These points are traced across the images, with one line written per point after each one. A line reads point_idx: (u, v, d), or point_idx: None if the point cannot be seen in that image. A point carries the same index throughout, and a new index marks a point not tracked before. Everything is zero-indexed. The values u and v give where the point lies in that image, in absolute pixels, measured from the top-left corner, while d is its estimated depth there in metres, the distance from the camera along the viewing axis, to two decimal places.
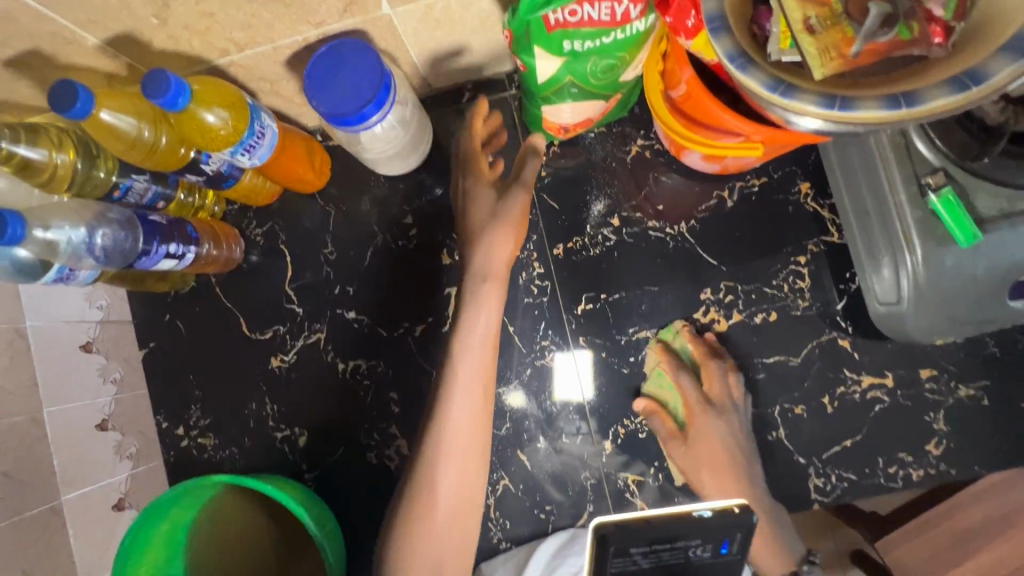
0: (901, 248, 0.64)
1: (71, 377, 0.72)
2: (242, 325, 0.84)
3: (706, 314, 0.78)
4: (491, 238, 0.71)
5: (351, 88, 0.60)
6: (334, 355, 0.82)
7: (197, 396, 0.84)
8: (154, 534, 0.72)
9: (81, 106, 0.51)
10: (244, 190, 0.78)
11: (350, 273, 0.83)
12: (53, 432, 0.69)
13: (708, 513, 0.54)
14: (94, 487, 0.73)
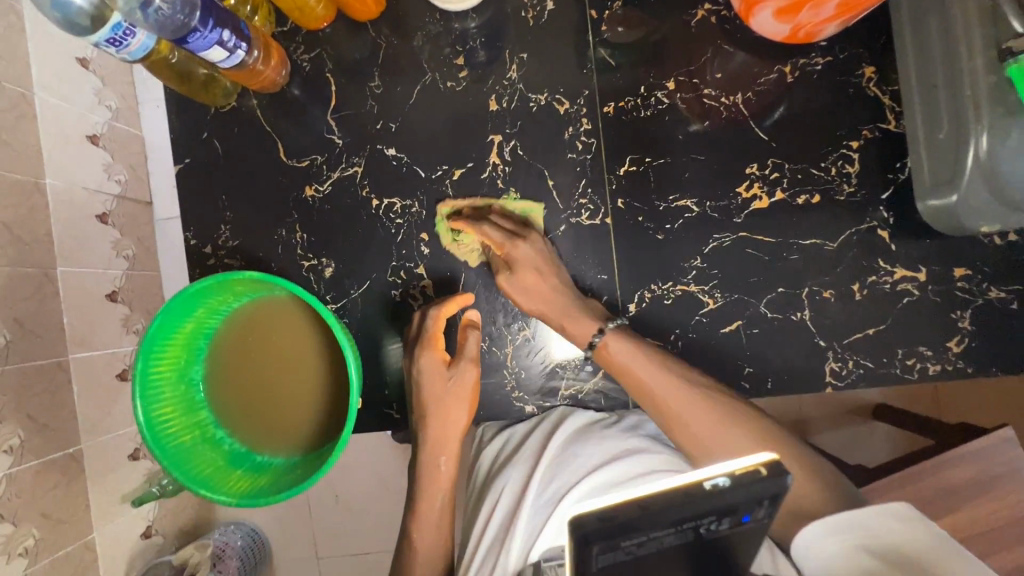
0: (968, 118, 0.63)
1: (88, 245, 0.79)
2: (279, 151, 0.84)
3: (748, 188, 0.78)
4: (438, 418, 0.72)
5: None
6: (369, 189, 0.82)
7: (227, 217, 0.84)
8: (179, 329, 0.74)
9: None
10: (294, 6, 0.77)
11: (395, 110, 0.82)
12: (66, 291, 0.76)
13: (725, 481, 0.38)
14: (100, 353, 0.81)
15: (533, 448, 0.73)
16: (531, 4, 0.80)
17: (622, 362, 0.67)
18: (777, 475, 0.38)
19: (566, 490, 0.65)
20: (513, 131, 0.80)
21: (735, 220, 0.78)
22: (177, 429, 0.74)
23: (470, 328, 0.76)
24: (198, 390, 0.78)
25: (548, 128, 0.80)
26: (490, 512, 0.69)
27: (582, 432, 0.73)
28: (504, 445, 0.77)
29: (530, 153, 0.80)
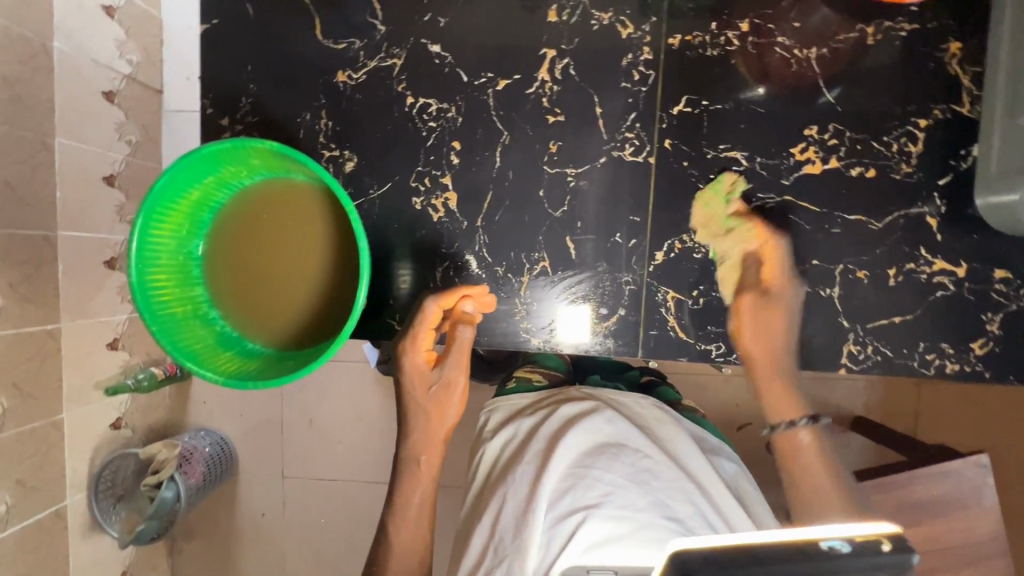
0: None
1: (89, 121, 0.95)
2: (315, 28, 0.77)
3: (803, 151, 0.74)
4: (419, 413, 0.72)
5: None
6: (405, 86, 0.77)
7: (250, 90, 0.79)
8: (185, 196, 0.69)
9: None
10: None
11: (446, 3, 0.76)
12: (61, 157, 0.91)
13: (844, 545, 0.38)
14: (84, 233, 0.98)
15: (543, 450, 0.74)
16: None
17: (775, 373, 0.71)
18: (902, 550, 0.37)
19: (581, 505, 0.65)
20: (569, 48, 0.75)
21: (783, 181, 0.74)
22: (170, 298, 0.70)
23: (465, 319, 0.72)
24: (197, 263, 0.73)
25: (606, 51, 0.74)
26: (495, 509, 0.71)
27: (592, 451, 0.73)
28: (510, 439, 0.82)
29: (581, 75, 0.75)
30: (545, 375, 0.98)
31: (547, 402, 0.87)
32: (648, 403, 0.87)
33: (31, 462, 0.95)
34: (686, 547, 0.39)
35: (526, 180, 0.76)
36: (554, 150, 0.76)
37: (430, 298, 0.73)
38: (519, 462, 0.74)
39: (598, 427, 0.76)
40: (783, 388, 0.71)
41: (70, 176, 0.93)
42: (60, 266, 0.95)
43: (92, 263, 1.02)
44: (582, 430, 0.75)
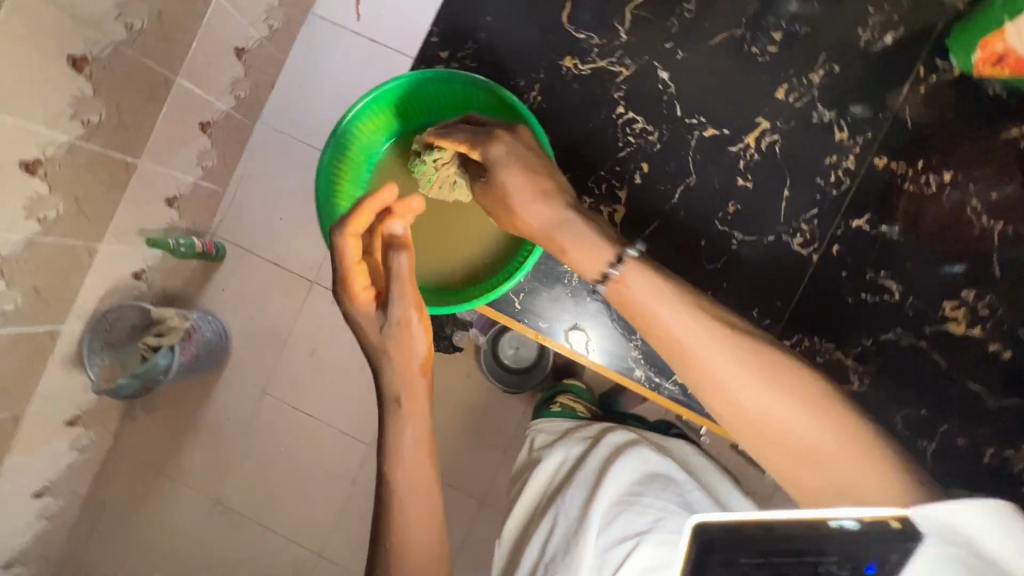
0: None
1: (247, 8, 1.39)
2: (563, 9, 0.80)
3: (953, 309, 0.76)
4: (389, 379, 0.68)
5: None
6: (621, 96, 0.79)
7: (479, 37, 0.81)
8: (385, 109, 0.78)
9: None
10: None
11: (691, 41, 0.79)
12: (209, 20, 1.31)
13: (850, 524, 0.44)
14: (196, 88, 1.37)
15: (593, 475, 0.77)
16: (874, 26, 0.77)
17: (632, 292, 0.59)
18: (908, 532, 0.43)
19: (634, 533, 0.69)
20: (783, 127, 0.78)
21: (924, 327, 0.77)
22: (339, 179, 0.79)
23: (392, 239, 0.68)
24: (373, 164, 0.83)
25: (814, 144, 0.78)
26: (548, 527, 0.75)
27: (643, 479, 0.76)
28: (564, 464, 0.84)
29: (783, 156, 0.78)
30: (587, 409, 1.09)
31: (597, 428, 0.90)
32: (690, 452, 0.90)
33: (52, 273, 1.22)
34: (709, 520, 0.44)
35: (693, 226, 0.79)
36: (731, 212, 0.78)
37: (337, 230, 0.66)
38: (568, 484, 0.78)
39: (647, 456, 0.79)
40: (662, 332, 0.57)
41: (209, 34, 1.33)
42: (164, 109, 1.31)
43: (186, 116, 1.39)
44: (632, 457, 0.78)
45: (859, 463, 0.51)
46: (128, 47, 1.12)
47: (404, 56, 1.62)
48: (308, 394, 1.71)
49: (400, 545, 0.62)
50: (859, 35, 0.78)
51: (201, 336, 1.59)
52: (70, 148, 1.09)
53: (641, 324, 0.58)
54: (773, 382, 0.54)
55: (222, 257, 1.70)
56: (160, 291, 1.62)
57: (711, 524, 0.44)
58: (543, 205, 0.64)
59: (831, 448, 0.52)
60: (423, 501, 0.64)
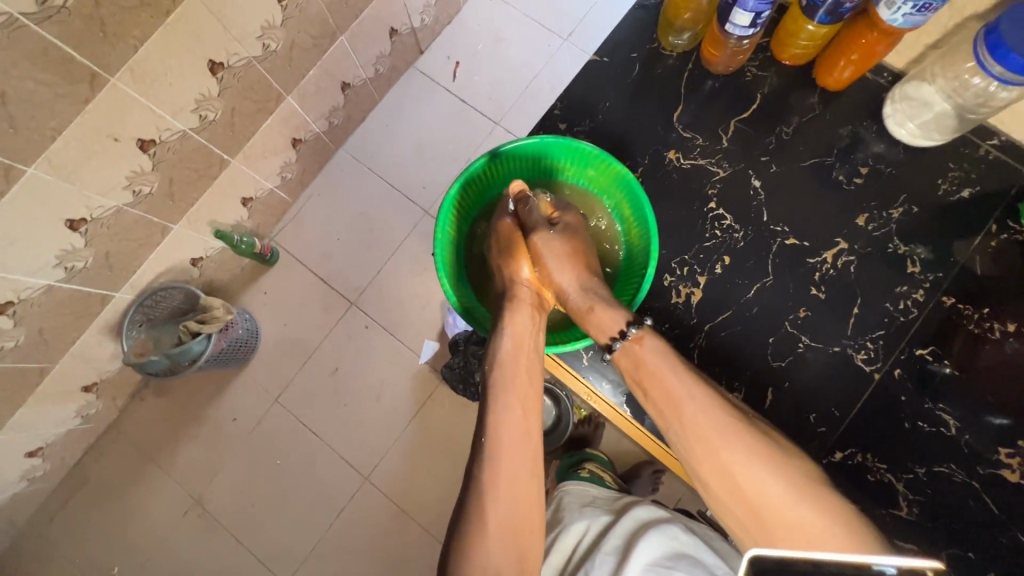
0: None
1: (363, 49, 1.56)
2: (674, 111, 0.91)
3: (1010, 456, 0.75)
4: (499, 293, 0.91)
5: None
6: (714, 193, 0.88)
7: (595, 119, 0.92)
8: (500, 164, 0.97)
9: None
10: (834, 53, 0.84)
11: (783, 158, 0.88)
12: (329, 56, 1.46)
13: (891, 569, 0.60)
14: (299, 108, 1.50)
15: (623, 545, 0.78)
16: (953, 178, 0.84)
17: (648, 367, 0.75)
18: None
19: None
20: (858, 250, 0.85)
21: (977, 468, 0.76)
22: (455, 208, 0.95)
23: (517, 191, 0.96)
24: (483, 203, 1.02)
25: (886, 272, 0.84)
26: None
27: (673, 556, 0.76)
28: (589, 532, 0.85)
29: (857, 277, 0.84)
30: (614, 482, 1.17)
31: (623, 501, 0.93)
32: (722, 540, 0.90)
33: (122, 243, 1.29)
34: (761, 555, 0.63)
35: (766, 322, 0.84)
36: (801, 316, 0.83)
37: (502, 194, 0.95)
38: (596, 552, 0.79)
39: (676, 532, 0.79)
40: (676, 407, 0.72)
41: (326, 65, 1.47)
42: (269, 120, 1.43)
43: (282, 129, 1.51)
44: (662, 532, 0.78)
45: (825, 523, 0.63)
46: (259, 62, 1.25)
47: (488, 119, 1.76)
48: (319, 412, 1.69)
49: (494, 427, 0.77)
50: (942, 182, 0.85)
51: (235, 332, 1.61)
52: (183, 136, 1.22)
53: (664, 399, 0.73)
54: (763, 457, 0.67)
55: (272, 262, 1.75)
56: (205, 280, 1.67)
57: (763, 555, 0.63)
58: (614, 315, 0.81)
59: (809, 522, 0.64)
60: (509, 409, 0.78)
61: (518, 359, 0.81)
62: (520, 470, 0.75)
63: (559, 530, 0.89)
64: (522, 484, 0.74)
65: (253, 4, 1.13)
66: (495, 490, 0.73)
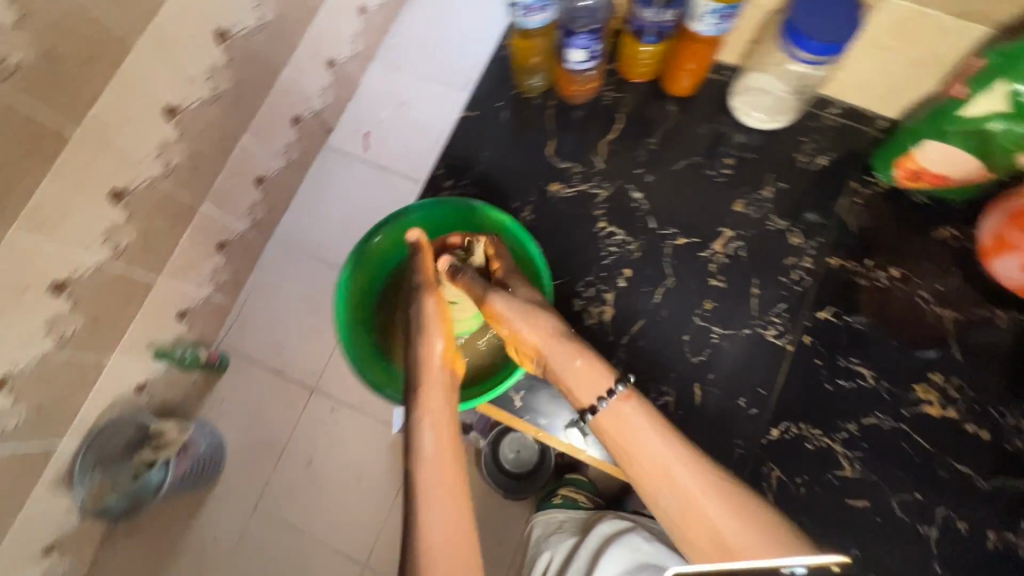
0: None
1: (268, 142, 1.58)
2: (548, 146, 0.96)
3: (925, 391, 0.82)
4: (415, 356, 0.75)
5: (818, 23, 0.72)
6: (601, 214, 0.92)
7: (478, 169, 0.96)
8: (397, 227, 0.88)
9: None
10: (672, 67, 0.91)
11: (656, 166, 0.94)
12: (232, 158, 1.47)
13: (801, 570, 0.60)
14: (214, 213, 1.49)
15: (586, 568, 0.80)
16: (809, 151, 0.92)
17: (606, 416, 0.71)
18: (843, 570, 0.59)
19: None
20: (743, 234, 0.90)
21: (902, 410, 0.81)
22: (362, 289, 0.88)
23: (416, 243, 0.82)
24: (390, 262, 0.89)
25: (772, 248, 0.89)
26: None
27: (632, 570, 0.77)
28: (556, 557, 0.87)
29: (748, 258, 0.89)
30: (590, 500, 1.16)
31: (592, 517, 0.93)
32: None
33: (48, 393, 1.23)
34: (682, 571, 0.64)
35: (677, 322, 0.87)
36: (708, 308, 0.87)
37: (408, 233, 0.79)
38: None
39: (636, 543, 0.80)
40: (636, 451, 0.68)
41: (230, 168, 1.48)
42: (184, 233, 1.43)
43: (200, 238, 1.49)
44: (621, 547, 0.79)
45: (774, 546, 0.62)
46: None
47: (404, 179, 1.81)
48: (299, 511, 1.62)
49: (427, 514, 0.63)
50: (800, 157, 0.92)
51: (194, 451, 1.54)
52: None
53: (627, 444, 0.69)
54: (718, 489, 0.65)
55: (222, 369, 1.70)
56: (158, 403, 1.56)
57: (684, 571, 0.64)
58: (580, 368, 0.73)
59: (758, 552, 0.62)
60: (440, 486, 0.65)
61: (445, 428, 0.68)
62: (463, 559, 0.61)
63: (530, 562, 0.91)
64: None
65: (147, 125, 0.93)
66: None
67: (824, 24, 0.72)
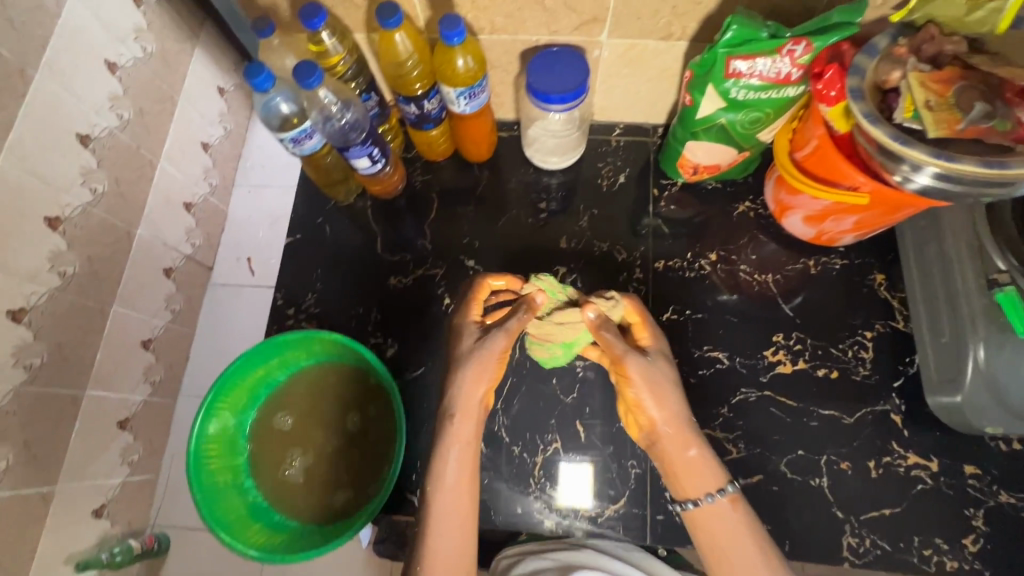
0: (961, 300, 0.77)
1: None
2: (377, 244, 0.99)
3: (774, 353, 0.88)
4: (459, 372, 0.69)
5: (558, 77, 0.80)
6: (444, 291, 0.95)
7: (316, 287, 0.97)
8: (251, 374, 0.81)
9: (314, 80, 0.70)
10: (462, 142, 0.97)
11: (481, 231, 0.99)
12: None
13: None
14: None
15: None
16: (608, 174, 1.01)
17: (705, 515, 0.65)
18: None
19: None
20: (576, 267, 0.95)
21: (761, 378, 0.87)
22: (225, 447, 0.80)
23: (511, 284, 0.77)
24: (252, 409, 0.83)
25: (605, 270, 0.95)
26: None
27: None
28: None
29: (587, 287, 0.94)
30: None
31: None
32: None
33: None
34: None
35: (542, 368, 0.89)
36: None
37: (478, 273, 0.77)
38: None
39: None
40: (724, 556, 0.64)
41: None
42: None
43: None
44: None
45: None
46: None
47: None
48: None
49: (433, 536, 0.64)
50: (603, 181, 1.00)
51: None
52: None
53: (722, 543, 0.64)
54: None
55: None
56: None
57: None
58: (695, 460, 0.67)
59: None
60: (456, 508, 0.65)
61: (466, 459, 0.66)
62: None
63: None
64: None
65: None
66: None
67: (563, 77, 0.80)
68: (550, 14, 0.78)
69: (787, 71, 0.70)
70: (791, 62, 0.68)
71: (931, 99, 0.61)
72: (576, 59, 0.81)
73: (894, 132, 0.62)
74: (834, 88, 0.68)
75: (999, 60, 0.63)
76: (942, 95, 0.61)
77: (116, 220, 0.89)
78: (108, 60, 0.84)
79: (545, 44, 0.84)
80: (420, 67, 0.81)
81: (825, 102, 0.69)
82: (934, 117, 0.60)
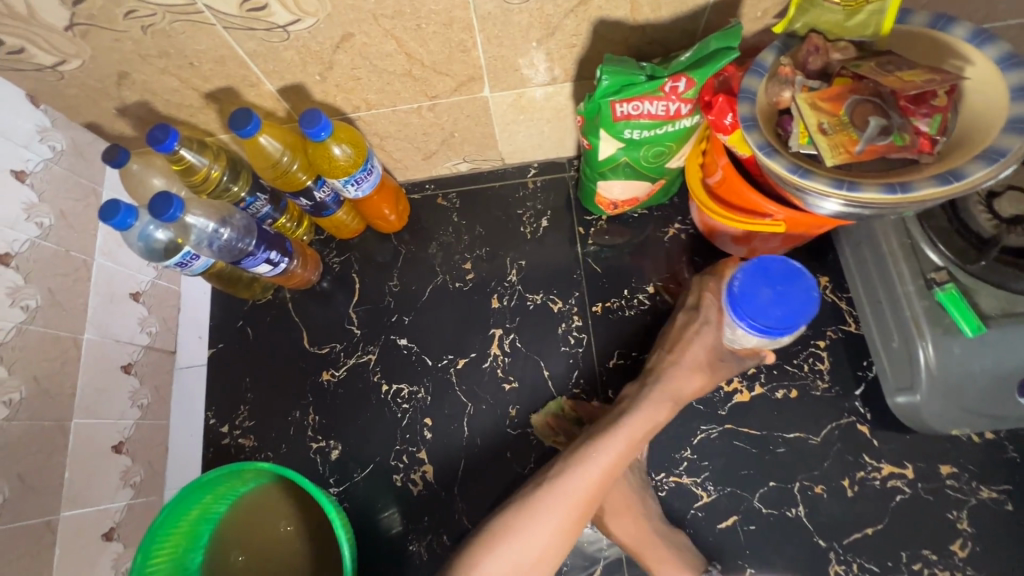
0: (903, 304, 0.74)
1: None
2: (303, 338, 0.94)
3: (729, 382, 0.84)
4: (681, 371, 0.76)
5: (772, 300, 0.64)
6: (380, 376, 0.90)
7: (247, 398, 0.91)
8: (183, 519, 0.75)
9: (172, 213, 0.66)
10: (367, 216, 0.94)
11: (409, 305, 0.93)
12: None
13: None
14: None
15: None
16: (529, 219, 0.96)
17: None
18: None
19: None
20: (511, 325, 0.90)
21: (720, 411, 0.83)
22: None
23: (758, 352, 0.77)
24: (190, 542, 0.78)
25: (543, 323, 0.90)
26: None
27: None
28: None
29: (526, 346, 0.89)
30: None
31: None
32: None
33: None
34: None
35: (494, 443, 0.85)
36: (514, 414, 0.86)
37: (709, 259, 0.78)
38: None
39: None
40: None
41: None
42: None
43: None
44: None
45: None
46: None
47: None
48: None
49: (578, 478, 0.68)
50: (527, 228, 0.95)
51: None
52: None
53: None
54: None
55: None
56: None
57: None
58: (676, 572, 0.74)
59: None
60: (619, 453, 0.70)
61: (633, 446, 0.71)
62: (578, 518, 0.68)
63: None
64: (566, 539, 0.68)
65: None
66: (546, 525, 0.66)
67: (778, 307, 0.64)
68: (423, 81, 0.72)
69: (676, 108, 0.66)
70: (677, 99, 0.65)
71: (824, 121, 0.57)
72: (810, 307, 0.64)
73: (793, 162, 0.57)
74: (727, 115, 0.64)
75: (891, 62, 0.58)
76: (835, 114, 0.57)
77: (57, 331, 0.72)
78: (13, 168, 0.67)
79: (428, 108, 0.78)
80: (297, 159, 0.76)
81: (721, 132, 0.65)
82: (829, 141, 0.56)
